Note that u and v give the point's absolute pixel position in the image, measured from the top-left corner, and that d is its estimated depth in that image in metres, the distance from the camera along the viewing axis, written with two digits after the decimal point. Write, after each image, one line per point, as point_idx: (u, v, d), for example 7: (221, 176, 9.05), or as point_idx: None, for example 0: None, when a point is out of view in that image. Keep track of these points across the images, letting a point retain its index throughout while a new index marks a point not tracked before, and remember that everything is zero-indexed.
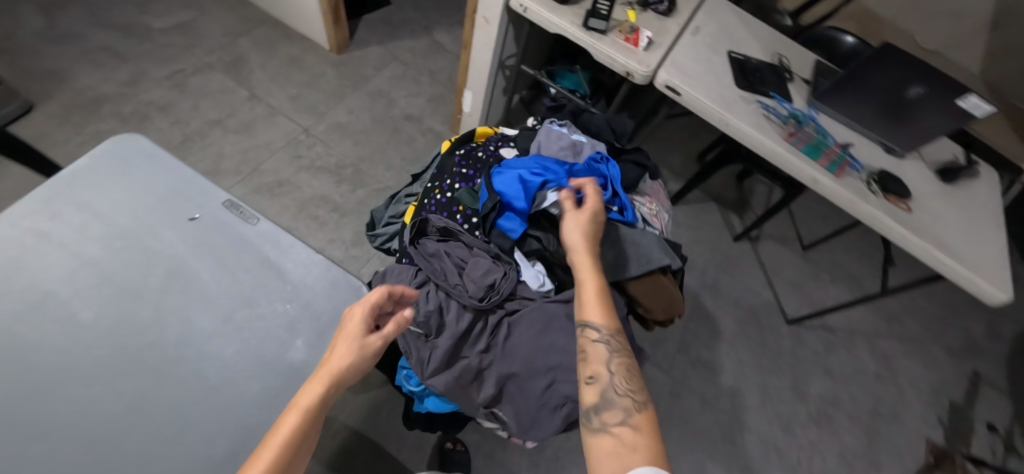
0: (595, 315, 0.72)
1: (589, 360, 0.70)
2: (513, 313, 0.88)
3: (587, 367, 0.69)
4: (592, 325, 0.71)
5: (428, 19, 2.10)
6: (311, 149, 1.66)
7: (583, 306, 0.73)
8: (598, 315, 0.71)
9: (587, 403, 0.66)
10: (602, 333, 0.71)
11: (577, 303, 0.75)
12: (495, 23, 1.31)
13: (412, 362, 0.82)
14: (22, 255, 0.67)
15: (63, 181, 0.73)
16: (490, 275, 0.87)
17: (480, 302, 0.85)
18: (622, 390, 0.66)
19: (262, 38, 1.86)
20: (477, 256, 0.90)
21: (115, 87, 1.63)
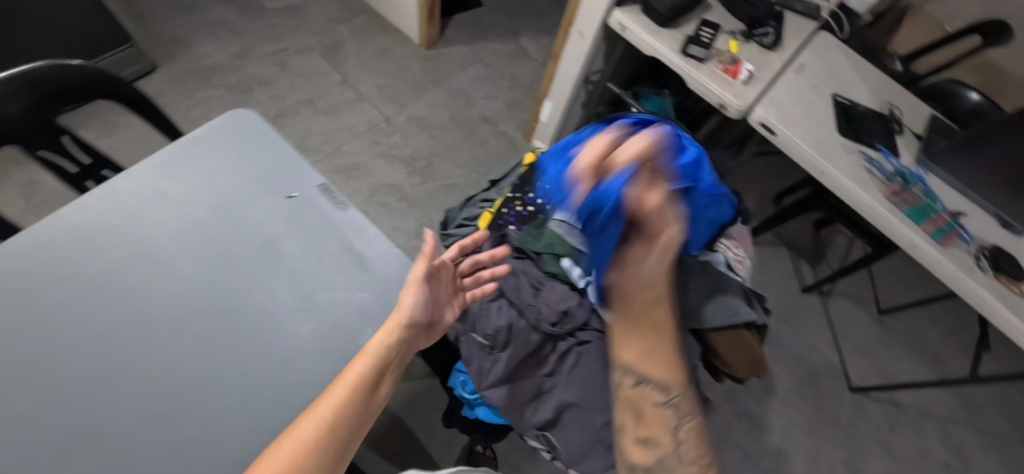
0: (659, 373, 0.76)
1: (644, 403, 0.76)
2: (581, 344, 0.88)
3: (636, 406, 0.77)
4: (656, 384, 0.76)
5: (516, 24, 2.12)
6: (389, 137, 1.72)
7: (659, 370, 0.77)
8: (667, 376, 0.77)
9: (638, 461, 0.74)
10: (671, 397, 0.76)
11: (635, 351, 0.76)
12: (591, 37, 1.30)
13: (472, 371, 0.85)
14: (142, 207, 0.74)
15: (184, 143, 0.80)
16: (565, 301, 0.88)
17: (552, 327, 0.86)
18: (681, 458, 0.74)
19: (360, 27, 1.95)
20: (553, 281, 0.92)
21: (227, 58, 1.77)
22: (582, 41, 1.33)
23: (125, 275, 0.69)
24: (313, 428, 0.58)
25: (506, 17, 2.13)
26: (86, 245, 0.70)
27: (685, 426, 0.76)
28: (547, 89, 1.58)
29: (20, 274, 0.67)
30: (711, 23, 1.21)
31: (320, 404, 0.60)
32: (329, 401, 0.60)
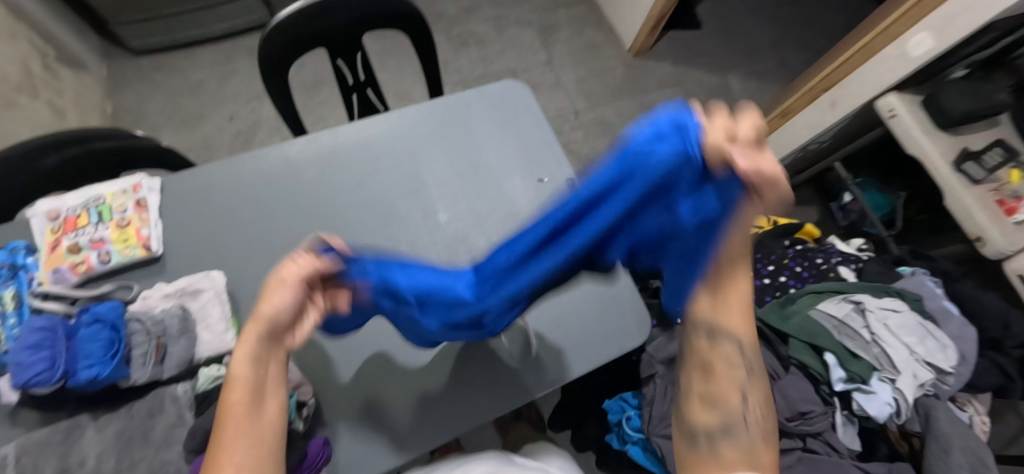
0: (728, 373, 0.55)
1: (712, 377, 0.47)
2: (812, 452, 0.80)
3: (702, 386, 0.48)
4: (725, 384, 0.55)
5: (731, 56, 1.94)
6: (572, 131, 1.75)
7: (720, 310, 0.45)
8: (746, 320, 0.46)
9: None
10: (744, 348, 0.46)
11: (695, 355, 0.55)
12: (845, 111, 1.18)
13: (652, 410, 0.81)
14: (418, 145, 0.81)
15: (464, 100, 0.86)
16: (808, 402, 0.82)
17: (787, 421, 0.81)
18: None
19: (578, 15, 1.96)
20: (793, 375, 0.86)
21: (456, 10, 1.89)
22: (830, 110, 1.22)
23: (390, 200, 0.77)
24: (242, 457, 0.44)
25: (721, 48, 1.96)
26: (367, 161, 0.79)
27: (747, 394, 0.47)
28: None
29: (319, 168, 0.78)
30: (1006, 146, 1.03)
31: (224, 436, 0.45)
32: (235, 424, 0.45)
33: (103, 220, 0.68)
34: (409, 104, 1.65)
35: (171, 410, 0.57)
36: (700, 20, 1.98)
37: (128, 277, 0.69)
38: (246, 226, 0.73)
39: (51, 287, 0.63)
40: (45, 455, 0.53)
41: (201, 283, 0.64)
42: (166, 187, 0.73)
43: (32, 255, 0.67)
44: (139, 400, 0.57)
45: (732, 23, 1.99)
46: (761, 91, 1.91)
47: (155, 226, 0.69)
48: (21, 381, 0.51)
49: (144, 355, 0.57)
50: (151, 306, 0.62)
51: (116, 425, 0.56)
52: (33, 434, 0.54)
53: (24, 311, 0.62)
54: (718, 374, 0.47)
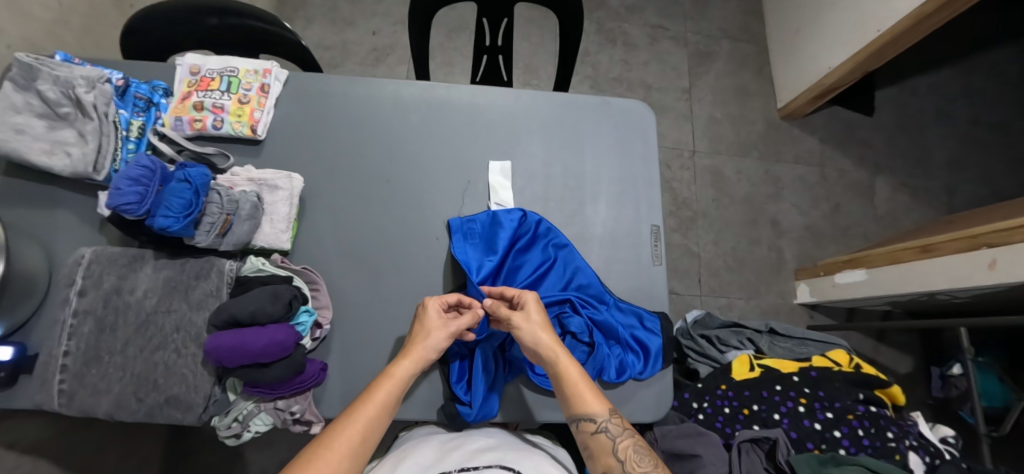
0: (592, 404, 0.59)
1: (595, 456, 0.58)
2: None
3: (597, 467, 0.57)
4: (589, 414, 0.58)
5: (891, 157, 1.70)
6: (680, 169, 1.64)
7: (573, 397, 0.60)
8: (598, 400, 0.59)
9: None
10: (602, 421, 0.58)
11: (565, 392, 0.60)
12: (1002, 279, 0.95)
13: None
14: (521, 131, 0.79)
15: (587, 105, 0.81)
16: None
17: None
18: None
19: (742, 54, 1.80)
20: None
21: (619, 5, 1.81)
22: (984, 270, 0.99)
23: (474, 173, 0.76)
24: (349, 446, 0.55)
25: (885, 146, 1.71)
26: (468, 126, 0.78)
27: (622, 449, 0.57)
28: (874, 260, 1.31)
29: (422, 115, 0.78)
30: None
31: (329, 440, 0.55)
32: (356, 420, 0.57)
33: (230, 90, 0.74)
34: (533, 80, 1.64)
35: (213, 280, 0.62)
36: (875, 106, 1.73)
37: (228, 147, 0.75)
38: (339, 143, 0.76)
39: (169, 132, 0.71)
40: (109, 270, 0.62)
41: (281, 181, 0.69)
42: (291, 82, 0.77)
43: (166, 98, 0.75)
44: (193, 259, 0.63)
45: (911, 122, 1.72)
46: (909, 209, 1.66)
47: (267, 113, 0.74)
48: (112, 203, 0.56)
49: (212, 225, 0.62)
50: (234, 186, 0.67)
51: (166, 272, 0.62)
52: (108, 249, 0.63)
53: (141, 144, 0.71)
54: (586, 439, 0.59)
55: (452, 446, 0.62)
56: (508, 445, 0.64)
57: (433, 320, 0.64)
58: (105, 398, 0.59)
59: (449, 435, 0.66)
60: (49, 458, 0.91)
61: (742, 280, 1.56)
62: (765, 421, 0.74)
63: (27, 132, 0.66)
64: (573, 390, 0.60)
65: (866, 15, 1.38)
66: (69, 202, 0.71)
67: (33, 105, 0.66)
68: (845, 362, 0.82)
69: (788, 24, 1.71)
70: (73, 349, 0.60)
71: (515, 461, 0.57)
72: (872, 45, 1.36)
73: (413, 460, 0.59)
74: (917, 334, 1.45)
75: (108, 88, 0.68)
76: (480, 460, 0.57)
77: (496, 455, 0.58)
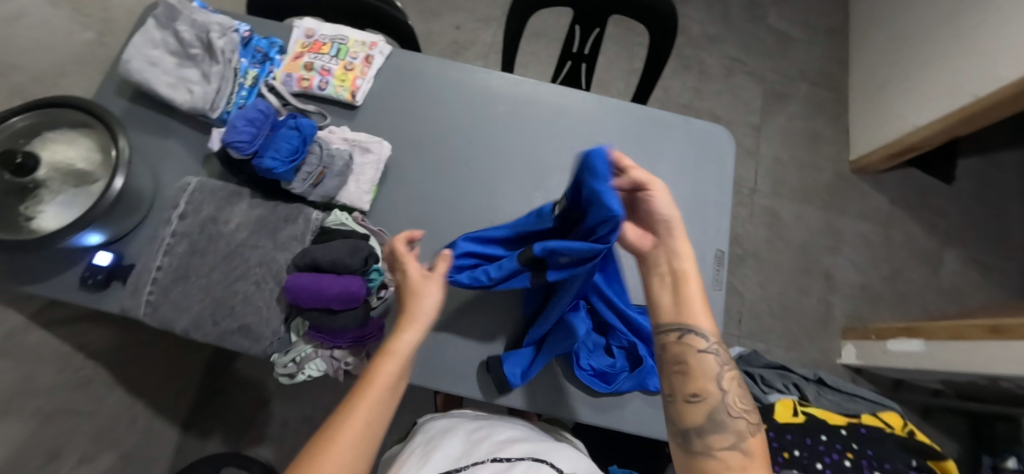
0: (702, 321, 0.54)
1: (691, 375, 0.53)
2: None
3: (693, 388, 0.52)
4: (697, 330, 0.54)
5: (965, 229, 1.61)
6: (737, 206, 1.61)
7: (688, 303, 0.55)
8: (708, 318, 0.55)
9: (693, 424, 0.51)
10: (710, 339, 0.54)
11: (680, 298, 0.55)
12: None
13: None
14: (600, 136, 0.80)
15: (667, 121, 0.82)
16: None
17: None
18: (734, 409, 0.51)
19: (819, 100, 1.75)
20: None
21: (699, 34, 1.81)
22: None
23: (550, 170, 0.78)
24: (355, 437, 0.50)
25: (960, 217, 1.62)
26: (552, 124, 0.80)
27: (724, 377, 0.53)
28: (934, 332, 1.24)
29: (507, 106, 0.81)
30: None
31: (335, 434, 0.50)
32: (357, 411, 0.51)
33: (338, 56, 0.79)
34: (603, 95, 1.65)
35: (299, 225, 0.66)
36: (955, 174, 1.65)
37: (327, 108, 0.80)
38: (426, 120, 0.79)
39: (279, 86, 0.76)
40: (209, 200, 0.67)
41: (372, 145, 0.73)
42: (392, 57, 0.82)
43: (280, 55, 0.80)
44: (284, 204, 0.68)
45: (993, 197, 1.63)
46: (978, 288, 1.56)
47: (367, 82, 0.79)
48: (228, 138, 0.62)
49: (308, 174, 0.66)
50: (331, 143, 0.72)
51: (259, 211, 0.67)
52: (211, 181, 0.69)
53: (252, 93, 0.77)
54: (683, 359, 0.53)
55: (479, 437, 0.62)
56: (535, 437, 0.64)
57: (415, 279, 0.59)
58: (184, 315, 0.64)
59: (476, 425, 0.67)
60: (108, 366, 0.98)
61: (784, 328, 1.51)
62: (806, 468, 0.73)
63: (160, 66, 0.73)
64: (690, 298, 0.55)
65: (963, 78, 1.33)
66: (181, 135, 0.77)
67: (168, 43, 0.73)
68: (898, 425, 0.77)
69: (874, 77, 1.66)
70: (165, 265, 0.65)
71: (546, 454, 0.57)
72: (966, 109, 1.30)
73: (443, 451, 0.60)
74: (966, 422, 1.37)
75: (236, 38, 0.74)
76: (510, 452, 0.57)
77: (529, 447, 0.59)
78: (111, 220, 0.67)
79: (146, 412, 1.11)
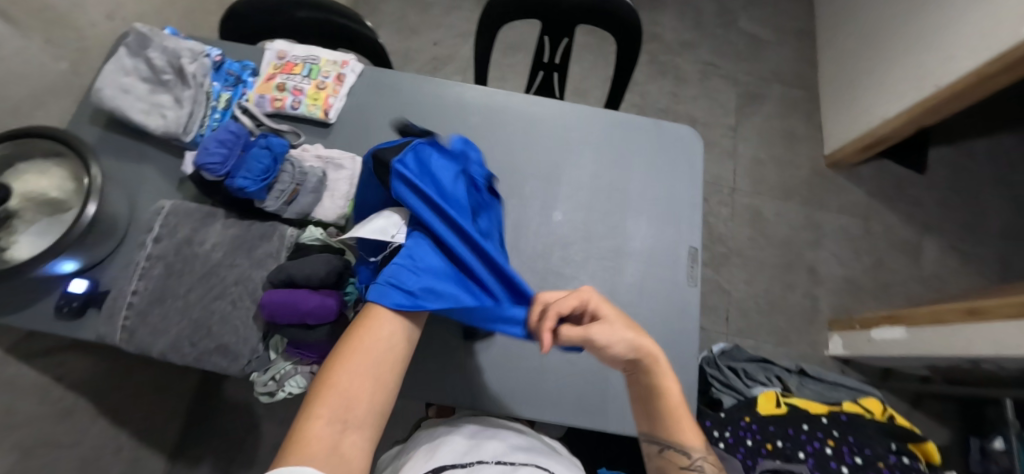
0: (687, 431, 0.56)
1: None
2: None
3: None
4: (679, 440, 0.55)
5: (942, 217, 1.65)
6: (719, 205, 1.64)
7: (670, 420, 0.56)
8: (693, 430, 0.56)
9: None
10: (695, 455, 0.55)
11: (660, 410, 0.56)
12: None
13: None
14: (572, 142, 0.82)
15: (638, 125, 0.84)
16: None
17: None
18: None
19: (792, 99, 1.80)
20: None
21: (673, 40, 1.85)
22: None
23: (525, 177, 0.80)
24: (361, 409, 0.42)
25: (936, 205, 1.66)
26: (525, 132, 0.82)
27: None
28: (914, 318, 1.26)
29: (480, 117, 0.82)
30: None
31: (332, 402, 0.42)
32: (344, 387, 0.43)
33: (310, 76, 0.81)
34: (581, 103, 1.68)
35: (274, 243, 0.67)
36: (927, 164, 1.69)
37: (301, 127, 0.81)
38: (400, 134, 0.80)
39: (252, 107, 0.78)
40: (184, 222, 0.68)
41: (345, 162, 0.74)
42: (365, 74, 0.84)
43: (253, 77, 0.82)
44: (258, 222, 0.68)
45: (966, 185, 1.67)
46: (958, 274, 1.59)
47: (340, 100, 0.80)
48: (200, 160, 0.63)
49: (281, 191, 0.67)
50: (304, 160, 0.73)
51: (234, 230, 0.68)
52: (186, 204, 0.69)
53: (225, 115, 0.78)
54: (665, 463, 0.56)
55: (486, 437, 0.60)
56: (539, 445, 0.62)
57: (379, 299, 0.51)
58: (161, 338, 0.64)
59: (479, 425, 0.64)
60: (90, 397, 0.97)
61: (772, 324, 1.52)
62: (788, 458, 0.73)
63: (131, 93, 0.74)
64: (671, 413, 0.56)
65: (925, 70, 1.37)
66: (157, 159, 0.78)
67: (139, 70, 0.74)
68: (878, 410, 0.79)
69: (843, 74, 1.71)
70: (141, 289, 0.65)
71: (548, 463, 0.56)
72: (929, 100, 1.35)
73: (450, 444, 0.58)
74: (955, 404, 1.38)
75: (207, 63, 0.76)
76: (516, 457, 0.55)
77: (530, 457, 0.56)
78: (87, 246, 0.67)
79: (131, 441, 1.10)
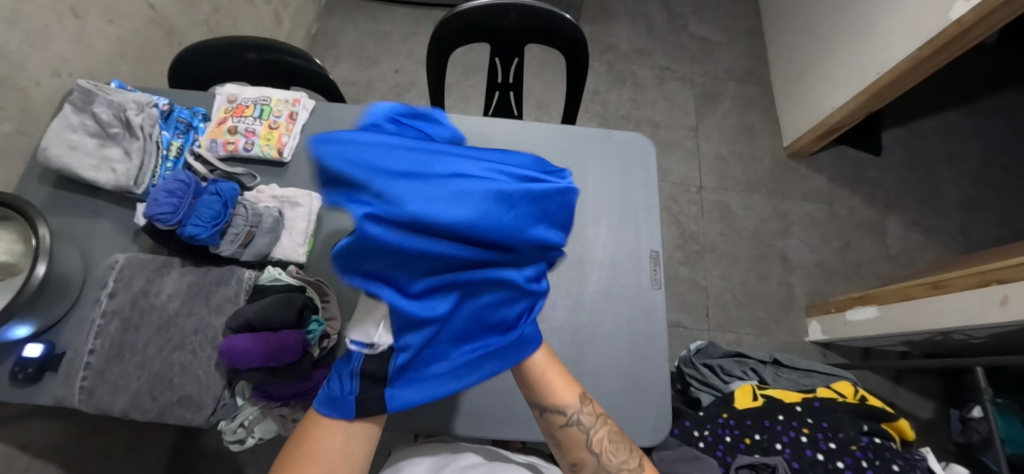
0: (568, 394, 0.57)
1: (567, 449, 0.58)
2: None
3: (570, 456, 0.57)
4: (562, 406, 0.56)
5: (901, 195, 1.70)
6: (688, 203, 1.67)
7: (545, 391, 0.56)
8: (571, 392, 0.57)
9: None
10: (574, 412, 0.57)
11: (532, 386, 0.57)
12: (1014, 315, 0.92)
13: None
14: None
15: (590, 136, 0.86)
16: None
17: None
18: (614, 464, 0.56)
19: (748, 95, 1.86)
20: None
21: (628, 48, 1.91)
22: (997, 306, 0.97)
23: None
24: None
25: (895, 185, 1.72)
26: None
27: (595, 441, 0.56)
28: (885, 296, 1.29)
29: None
30: None
31: None
32: None
33: (261, 117, 0.81)
34: (545, 116, 1.71)
35: (232, 287, 0.67)
36: (882, 146, 1.75)
37: (256, 169, 0.81)
38: None
39: (204, 152, 0.77)
40: (138, 274, 0.67)
41: (301, 199, 0.74)
42: (317, 110, 0.84)
43: (204, 122, 0.82)
44: (216, 267, 0.68)
45: (920, 162, 1.73)
46: (923, 249, 1.64)
47: (293, 138, 0.81)
48: (150, 212, 0.62)
49: (236, 235, 0.67)
50: (259, 202, 0.73)
51: (191, 277, 0.67)
52: (139, 256, 0.69)
53: (178, 162, 0.77)
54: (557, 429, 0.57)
55: (444, 463, 0.65)
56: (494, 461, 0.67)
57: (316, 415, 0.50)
58: (122, 395, 0.62)
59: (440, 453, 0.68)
60: (58, 463, 0.93)
61: (751, 315, 1.54)
62: (766, 450, 0.74)
63: (80, 149, 0.73)
64: (544, 381, 0.56)
65: (866, 58, 1.44)
66: (110, 213, 0.77)
67: (87, 125, 0.74)
68: (850, 394, 0.83)
69: (792, 68, 1.78)
70: (98, 347, 0.64)
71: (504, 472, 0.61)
72: (873, 86, 1.40)
73: None
74: (937, 376, 1.41)
75: (154, 112, 0.76)
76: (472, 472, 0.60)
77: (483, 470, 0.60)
78: (39, 307, 0.65)
79: None
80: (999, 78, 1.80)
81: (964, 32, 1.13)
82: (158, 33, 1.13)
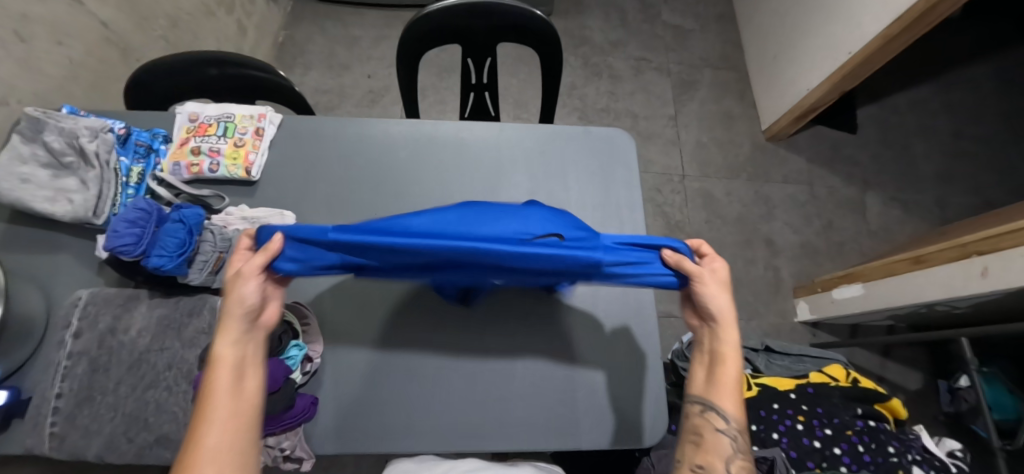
0: (729, 403, 0.55)
1: (703, 445, 0.55)
2: None
3: (699, 456, 0.54)
4: (722, 411, 0.55)
5: (879, 172, 1.73)
6: (671, 193, 1.67)
7: (717, 387, 0.56)
8: (736, 405, 0.56)
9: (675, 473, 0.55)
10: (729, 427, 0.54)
11: (710, 378, 0.57)
12: (994, 286, 0.94)
13: None
14: (507, 161, 0.82)
15: (569, 136, 0.85)
16: None
17: None
18: None
19: (724, 81, 1.86)
20: None
21: (603, 41, 1.90)
22: (977, 278, 0.98)
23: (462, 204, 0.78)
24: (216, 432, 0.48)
25: (871, 162, 1.74)
26: (457, 159, 0.81)
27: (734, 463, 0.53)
28: (868, 273, 1.31)
29: (409, 151, 0.81)
30: None
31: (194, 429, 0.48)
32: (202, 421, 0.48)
33: (225, 135, 0.78)
34: (523, 114, 1.69)
35: (205, 318, 0.64)
36: (857, 124, 1.77)
37: (224, 189, 0.77)
38: (329, 179, 0.78)
39: (167, 177, 0.74)
40: (104, 310, 0.64)
41: (273, 219, 0.71)
42: (284, 124, 0.81)
43: (165, 144, 0.78)
44: (186, 297, 0.65)
45: (895, 138, 1.76)
46: (903, 223, 1.67)
47: (261, 155, 0.77)
48: (110, 245, 0.59)
49: (205, 262, 0.65)
50: (227, 226, 0.70)
51: (161, 310, 0.64)
52: (104, 290, 0.66)
53: (140, 188, 0.74)
54: (718, 382, 0.56)
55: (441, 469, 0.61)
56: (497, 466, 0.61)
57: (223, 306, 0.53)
58: (95, 439, 0.59)
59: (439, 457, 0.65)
60: None
61: (740, 300, 1.55)
62: (763, 440, 0.75)
63: (32, 182, 0.69)
64: (722, 383, 0.56)
65: (837, 38, 1.44)
66: (70, 247, 0.73)
67: (38, 155, 0.69)
68: (843, 377, 0.84)
69: (765, 50, 1.78)
70: (66, 391, 0.60)
71: None
72: (846, 66, 1.42)
73: None
74: (923, 348, 1.43)
75: (110, 137, 0.72)
76: None
77: None
78: None
79: None
80: (965, 51, 1.84)
81: (931, 7, 1.15)
82: (113, 52, 1.08)
